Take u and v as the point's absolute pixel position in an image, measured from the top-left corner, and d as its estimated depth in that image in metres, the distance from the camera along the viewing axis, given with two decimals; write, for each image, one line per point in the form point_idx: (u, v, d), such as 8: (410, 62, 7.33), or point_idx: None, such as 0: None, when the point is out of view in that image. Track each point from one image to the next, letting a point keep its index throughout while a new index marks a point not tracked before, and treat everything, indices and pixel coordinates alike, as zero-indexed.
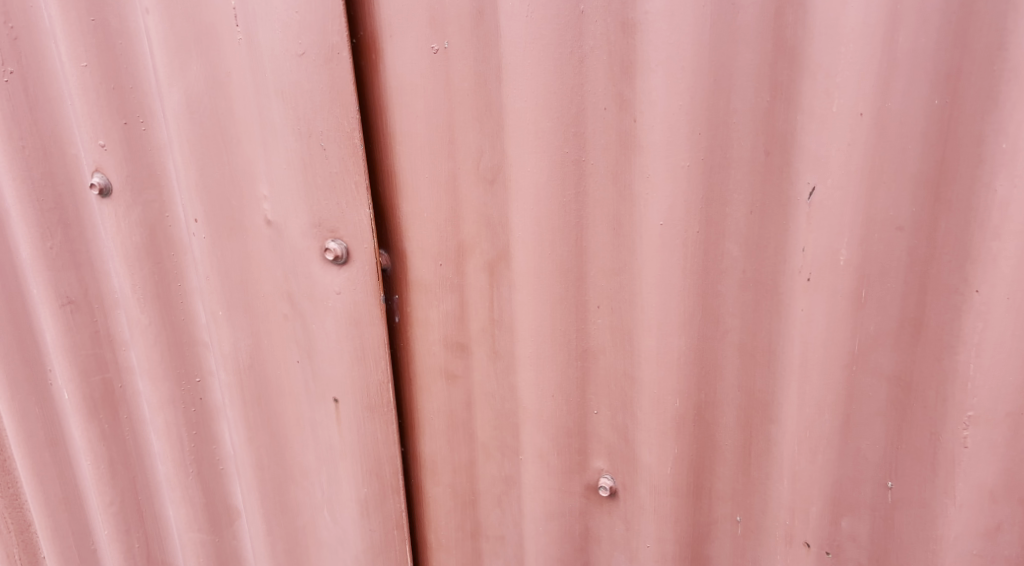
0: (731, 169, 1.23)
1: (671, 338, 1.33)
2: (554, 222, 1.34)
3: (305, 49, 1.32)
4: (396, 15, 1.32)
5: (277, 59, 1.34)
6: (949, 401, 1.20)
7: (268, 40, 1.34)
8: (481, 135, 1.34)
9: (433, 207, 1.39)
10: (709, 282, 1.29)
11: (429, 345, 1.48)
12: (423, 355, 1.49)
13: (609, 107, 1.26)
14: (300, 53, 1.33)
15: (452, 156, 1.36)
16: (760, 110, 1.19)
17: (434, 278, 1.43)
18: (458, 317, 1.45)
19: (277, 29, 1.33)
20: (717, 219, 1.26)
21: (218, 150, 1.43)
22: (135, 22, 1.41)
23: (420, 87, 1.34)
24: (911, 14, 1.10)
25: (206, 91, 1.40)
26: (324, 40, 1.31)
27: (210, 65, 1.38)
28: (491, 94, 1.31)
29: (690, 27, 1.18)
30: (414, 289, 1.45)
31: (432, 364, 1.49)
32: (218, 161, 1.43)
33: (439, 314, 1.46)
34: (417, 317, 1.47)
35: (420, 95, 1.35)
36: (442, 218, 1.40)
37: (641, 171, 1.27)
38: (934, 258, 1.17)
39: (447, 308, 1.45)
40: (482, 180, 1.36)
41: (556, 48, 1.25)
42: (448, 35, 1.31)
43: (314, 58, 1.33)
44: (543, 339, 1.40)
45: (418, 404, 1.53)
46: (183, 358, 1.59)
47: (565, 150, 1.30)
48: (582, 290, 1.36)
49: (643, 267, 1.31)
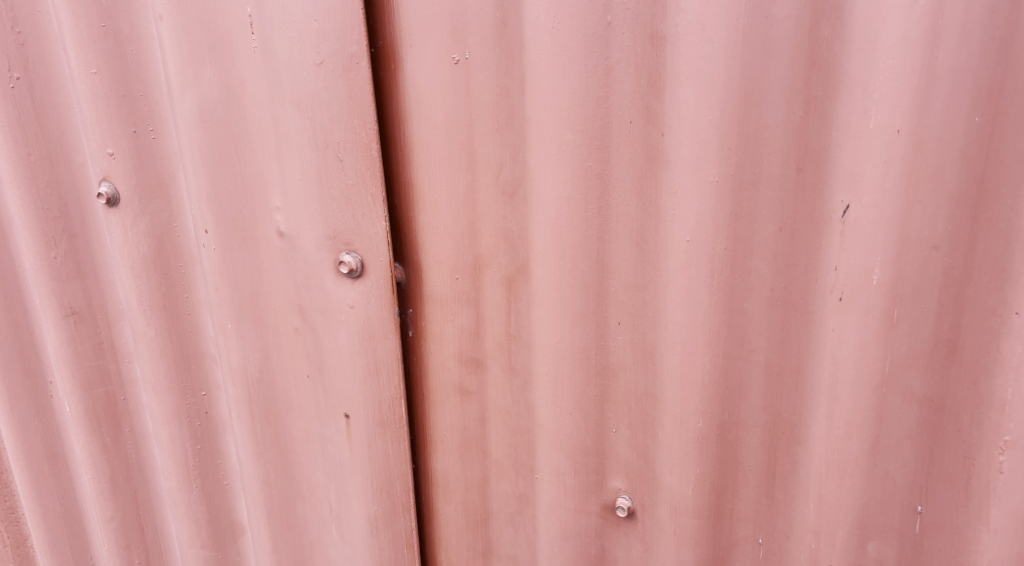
0: (761, 185, 1.20)
1: (695, 356, 1.30)
2: (576, 237, 1.30)
3: (323, 58, 1.29)
4: (417, 24, 1.29)
5: (293, 67, 1.30)
6: (985, 425, 1.17)
7: (285, 48, 1.30)
8: (502, 147, 1.31)
9: (450, 219, 1.36)
10: (735, 299, 1.26)
11: (443, 360, 1.45)
12: (438, 371, 1.46)
13: (635, 121, 1.23)
14: (317, 62, 1.29)
15: (471, 168, 1.33)
16: (793, 124, 1.16)
17: (449, 293, 1.40)
18: (474, 332, 1.41)
19: (293, 37, 1.29)
20: (744, 235, 1.23)
21: (230, 161, 1.39)
22: (146, 27, 1.37)
23: (439, 97, 1.31)
24: (952, 29, 1.07)
25: (219, 99, 1.36)
26: (343, 49, 1.28)
27: (224, 73, 1.35)
28: (512, 106, 1.28)
29: (722, 39, 1.15)
30: (430, 302, 1.42)
31: (446, 379, 1.46)
32: (230, 171, 1.39)
33: (454, 329, 1.42)
34: (432, 331, 1.43)
35: (439, 105, 1.31)
36: (459, 231, 1.36)
37: (667, 185, 1.24)
38: (970, 279, 1.13)
39: (463, 323, 1.41)
40: (502, 193, 1.33)
41: (582, 59, 1.22)
42: (471, 45, 1.27)
43: (332, 68, 1.29)
44: (562, 356, 1.37)
45: (430, 420, 1.49)
46: (189, 371, 1.55)
47: (588, 164, 1.27)
48: (604, 306, 1.33)
49: (668, 283, 1.28)
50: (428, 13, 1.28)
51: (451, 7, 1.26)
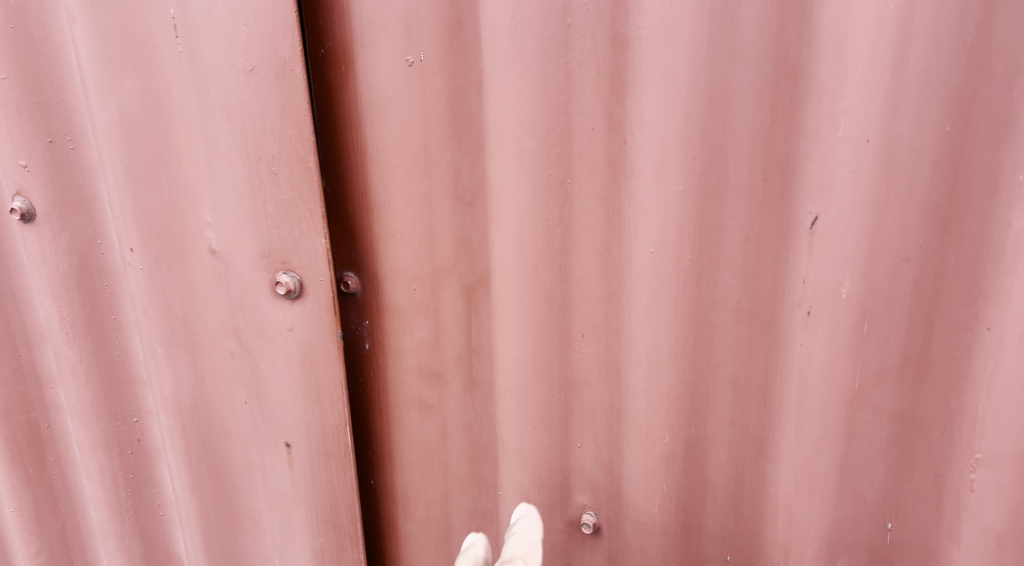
0: (727, 194, 1.15)
1: (662, 370, 1.26)
2: (538, 247, 1.26)
3: (253, 65, 1.23)
4: (369, 25, 1.23)
5: (221, 74, 1.24)
6: (956, 442, 1.14)
7: (212, 54, 1.24)
8: (461, 152, 1.26)
9: (408, 227, 1.31)
10: (702, 311, 1.21)
11: (403, 374, 1.40)
12: (399, 384, 1.41)
13: (597, 127, 1.18)
14: (247, 69, 1.23)
15: (428, 175, 1.28)
16: (760, 132, 1.11)
17: (408, 304, 1.35)
18: (434, 344, 1.37)
19: (222, 41, 1.23)
20: (710, 246, 1.18)
21: (156, 174, 1.33)
22: (60, 30, 1.30)
23: (393, 101, 1.26)
24: (923, 34, 1.03)
25: (142, 109, 1.30)
26: (275, 55, 1.22)
27: (147, 80, 1.29)
28: (471, 110, 1.24)
29: (687, 43, 1.11)
30: (389, 312, 1.37)
31: (407, 393, 1.41)
32: (155, 185, 1.34)
33: (413, 341, 1.37)
34: (391, 342, 1.39)
35: (393, 110, 1.26)
36: (417, 241, 1.32)
37: (631, 194, 1.19)
38: (942, 292, 1.10)
39: (422, 334, 1.37)
40: (461, 201, 1.28)
41: (540, 63, 1.18)
42: (429, 47, 1.22)
43: (264, 74, 1.23)
44: (525, 369, 1.32)
45: (391, 435, 1.44)
46: (118, 397, 1.47)
47: (550, 171, 1.22)
48: (568, 319, 1.29)
49: (634, 294, 1.24)
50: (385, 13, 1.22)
51: (404, 8, 1.21)
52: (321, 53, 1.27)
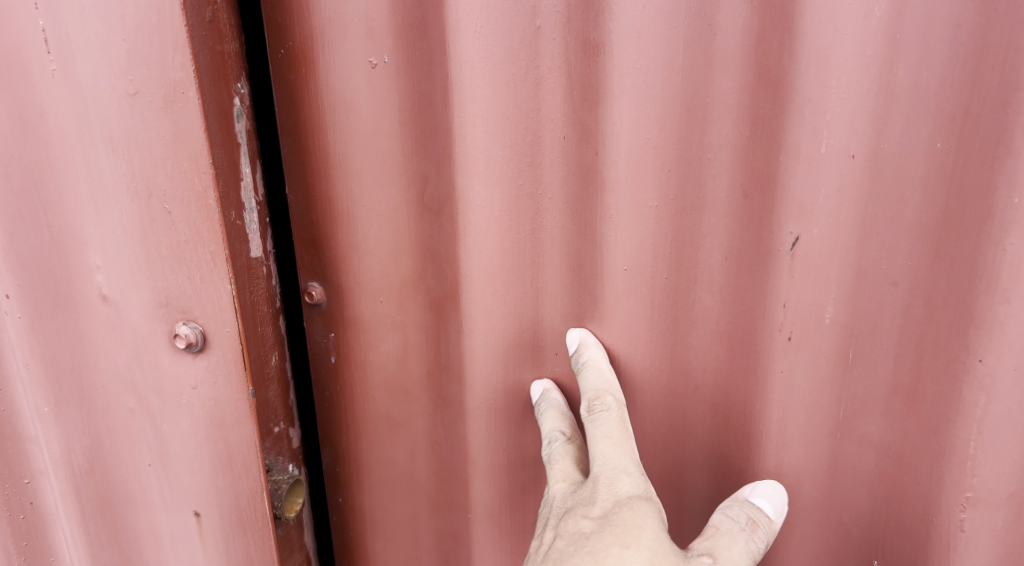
0: (705, 210, 1.08)
1: (643, 393, 1.18)
2: (507, 261, 1.18)
3: (138, 87, 1.10)
4: (329, 25, 1.16)
5: (101, 97, 1.12)
6: (946, 479, 1.06)
7: (89, 75, 1.12)
8: (430, 159, 1.18)
9: (376, 237, 1.24)
10: (679, 333, 1.14)
11: (369, 389, 1.33)
12: (366, 402, 1.34)
13: (569, 136, 1.11)
14: (131, 91, 1.11)
15: (395, 183, 1.21)
16: (739, 145, 1.04)
17: (375, 316, 1.28)
18: (407, 359, 1.29)
19: (98, 59, 1.11)
20: (687, 264, 1.11)
21: (33, 210, 1.21)
22: None
23: (357, 105, 1.19)
24: (913, 43, 0.95)
25: (13, 135, 1.18)
26: (164, 76, 1.08)
27: (19, 103, 1.16)
28: (434, 116, 1.16)
29: (661, 50, 1.04)
30: (358, 325, 1.30)
31: (373, 409, 1.34)
32: (32, 220, 1.22)
33: (379, 355, 1.30)
34: (359, 356, 1.31)
35: (356, 115, 1.19)
36: (383, 251, 1.24)
37: (605, 210, 1.12)
38: (932, 320, 1.02)
39: (390, 349, 1.29)
40: (426, 212, 1.20)
41: (509, 67, 1.10)
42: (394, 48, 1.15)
43: (151, 98, 1.10)
44: (496, 389, 1.25)
45: (359, 454, 1.37)
46: (6, 458, 1.37)
47: (519, 181, 1.14)
48: (541, 335, 1.21)
49: (610, 314, 1.17)
50: (349, 10, 1.15)
51: (366, 6, 1.14)
52: (278, 54, 1.20)
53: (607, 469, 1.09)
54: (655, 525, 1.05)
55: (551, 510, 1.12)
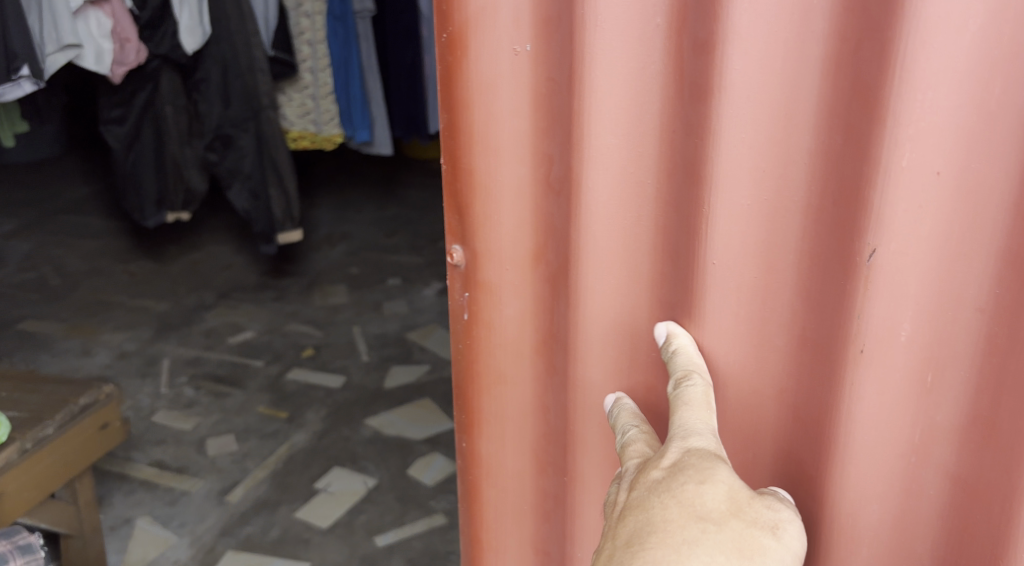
0: (795, 213, 1.08)
1: (727, 388, 1.19)
2: (620, 241, 1.21)
3: None
4: (487, 13, 1.22)
5: None
6: (1018, 522, 1.03)
7: None
8: (562, 144, 1.23)
9: (509, 211, 1.30)
10: (766, 330, 1.14)
11: (495, 350, 1.37)
12: (489, 363, 1.39)
13: (676, 131, 1.14)
14: None
15: (531, 159, 1.26)
16: (830, 151, 1.04)
17: (504, 282, 1.33)
18: (530, 328, 1.34)
19: None
20: (779, 263, 1.11)
21: None
22: None
23: (499, 86, 1.25)
24: (1010, 64, 0.94)
25: None
26: None
27: None
28: (563, 105, 1.22)
29: (766, 52, 1.05)
30: (489, 290, 1.35)
31: (495, 368, 1.39)
32: None
33: (504, 318, 1.35)
34: (487, 320, 1.36)
35: (499, 97, 1.25)
36: (515, 221, 1.30)
37: (704, 209, 1.14)
38: (1012, 353, 1.00)
39: (512, 314, 1.34)
40: (549, 191, 1.26)
41: (635, 59, 1.14)
42: (537, 39, 1.21)
43: None
44: (603, 363, 1.28)
45: (474, 413, 1.43)
46: None
47: (631, 169, 1.18)
48: (636, 324, 1.24)
49: (706, 313, 1.17)
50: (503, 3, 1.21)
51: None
52: (443, 38, 1.27)
53: (677, 430, 1.07)
54: (729, 469, 1.02)
55: (622, 483, 1.10)
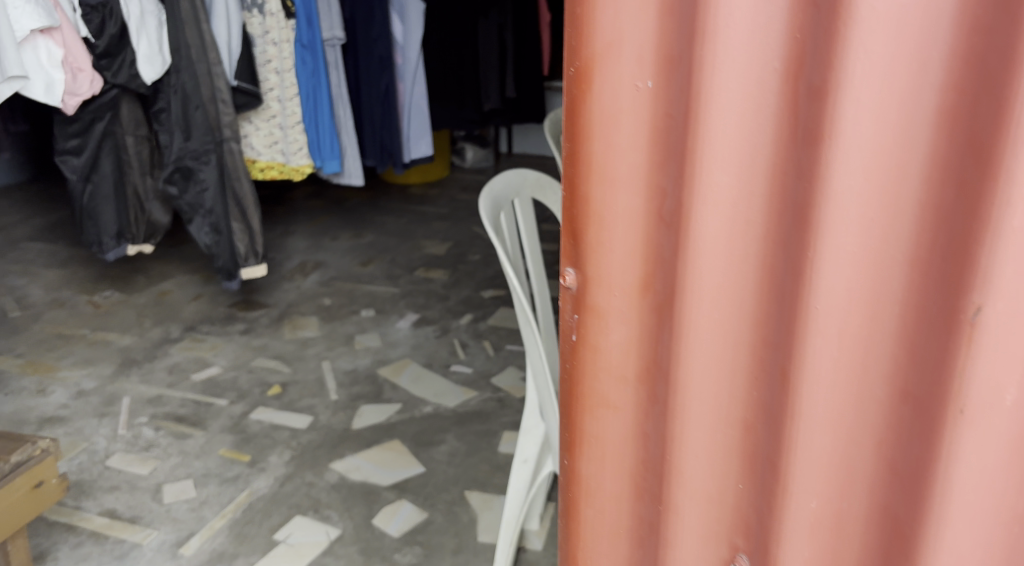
0: (848, 328, 0.67)
1: (806, 500, 0.72)
2: (646, 341, 0.77)
3: None
4: (614, 48, 0.71)
5: None
6: None
7: None
8: (676, 182, 0.72)
9: (619, 230, 0.75)
10: (805, 492, 0.72)
11: (602, 513, 0.84)
12: (594, 441, 0.82)
13: (789, 188, 0.68)
14: None
15: (643, 189, 0.73)
16: (942, 236, 0.63)
17: (614, 427, 0.81)
18: (640, 356, 0.78)
19: None
20: (813, 398, 0.70)
21: None
22: None
23: (623, 115, 0.72)
24: None
25: None
26: None
27: None
28: (682, 149, 0.71)
29: (889, 59, 0.62)
30: (597, 314, 0.78)
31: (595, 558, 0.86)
32: None
33: (615, 478, 0.82)
34: (595, 336, 0.78)
35: (623, 129, 0.72)
36: (645, 337, 0.77)
37: (815, 258, 0.67)
38: None
39: (632, 464, 0.82)
40: (659, 265, 0.75)
41: (751, 67, 0.67)
42: (652, 70, 0.71)
43: None
44: (662, 512, 0.81)
45: (574, 469, 0.84)
46: None
47: (659, 231, 0.74)
48: (732, 507, 0.77)
49: (800, 408, 0.71)
50: (628, 24, 0.70)
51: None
52: (568, 69, 0.73)
53: None
54: None
55: None
